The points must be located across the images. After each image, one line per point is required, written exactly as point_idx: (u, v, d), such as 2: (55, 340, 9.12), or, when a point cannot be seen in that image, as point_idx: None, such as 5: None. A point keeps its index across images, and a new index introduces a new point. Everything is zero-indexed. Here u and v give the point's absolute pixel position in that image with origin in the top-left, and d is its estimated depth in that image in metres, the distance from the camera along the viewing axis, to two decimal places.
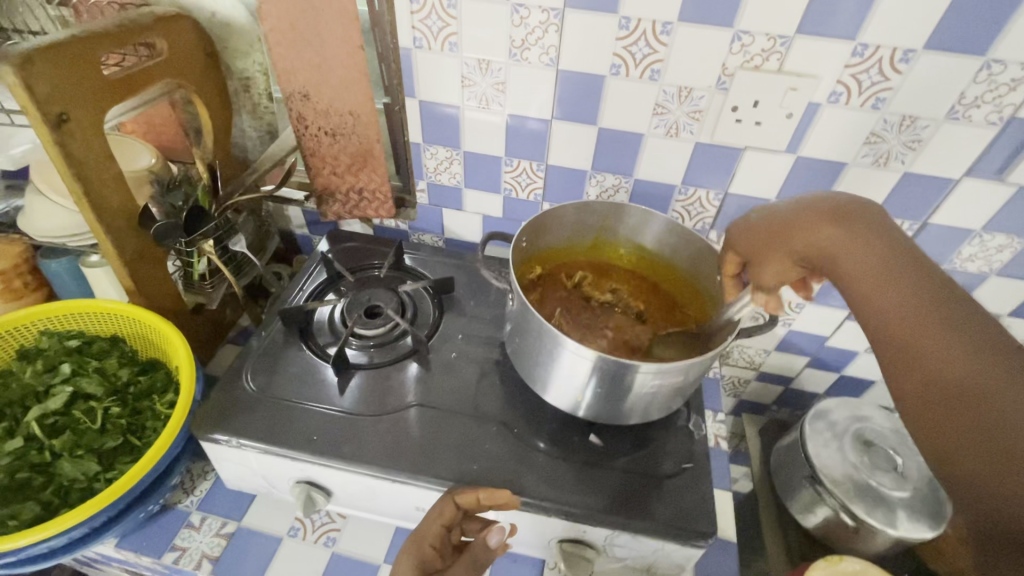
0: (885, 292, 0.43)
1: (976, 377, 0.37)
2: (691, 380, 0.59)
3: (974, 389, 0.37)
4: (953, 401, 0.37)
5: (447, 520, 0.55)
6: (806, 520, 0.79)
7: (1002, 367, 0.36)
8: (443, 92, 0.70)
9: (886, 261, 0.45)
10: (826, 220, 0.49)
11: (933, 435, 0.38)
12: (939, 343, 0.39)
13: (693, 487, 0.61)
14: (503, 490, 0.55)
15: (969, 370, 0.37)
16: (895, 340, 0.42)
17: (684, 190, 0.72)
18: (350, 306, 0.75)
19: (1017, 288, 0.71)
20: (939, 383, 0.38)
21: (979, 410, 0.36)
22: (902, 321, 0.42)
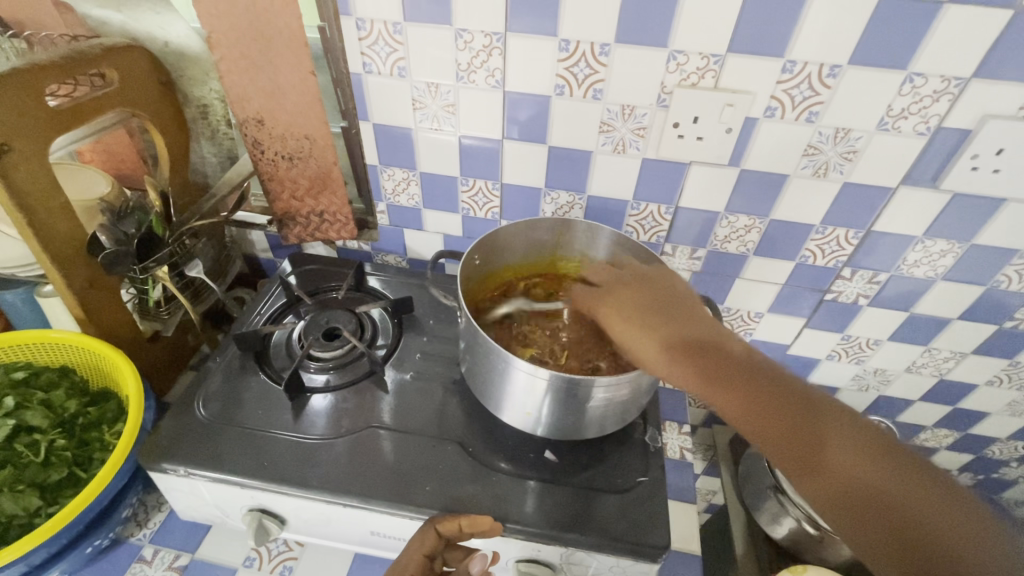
0: (761, 405, 0.49)
1: (852, 457, 0.47)
2: (642, 390, 0.59)
3: (862, 472, 0.46)
4: (860, 491, 0.46)
5: (428, 550, 0.56)
6: (774, 531, 0.79)
7: (850, 441, 0.47)
8: (395, 115, 0.71)
9: (732, 366, 0.52)
10: (677, 332, 0.55)
11: (846, 522, 0.46)
12: (818, 439, 0.48)
13: (650, 502, 0.61)
14: (485, 517, 0.57)
15: (845, 456, 0.47)
16: (783, 447, 0.48)
17: (636, 205, 0.73)
18: (308, 329, 0.75)
19: (963, 291, 0.73)
20: (835, 474, 0.46)
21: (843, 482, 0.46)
22: (777, 429, 0.49)
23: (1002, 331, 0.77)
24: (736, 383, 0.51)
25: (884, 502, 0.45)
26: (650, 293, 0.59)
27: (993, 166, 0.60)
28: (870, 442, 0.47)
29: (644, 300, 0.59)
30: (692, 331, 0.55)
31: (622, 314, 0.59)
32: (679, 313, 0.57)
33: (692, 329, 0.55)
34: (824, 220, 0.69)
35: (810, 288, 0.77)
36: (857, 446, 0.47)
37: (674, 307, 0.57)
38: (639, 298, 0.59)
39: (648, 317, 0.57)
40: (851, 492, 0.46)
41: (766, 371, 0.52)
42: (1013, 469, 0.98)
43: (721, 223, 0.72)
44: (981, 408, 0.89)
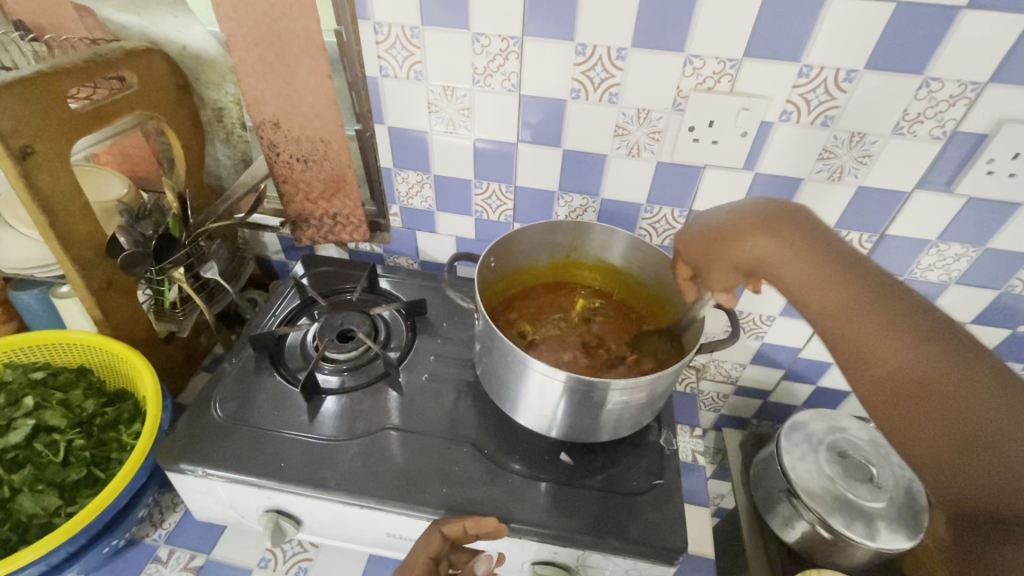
0: (860, 316, 0.40)
1: (963, 399, 0.34)
2: (659, 393, 0.60)
3: (970, 426, 0.34)
4: (968, 440, 0.34)
5: (433, 552, 0.55)
6: (786, 535, 0.79)
7: (966, 365, 0.35)
8: (410, 118, 0.71)
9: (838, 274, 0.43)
10: (770, 239, 0.48)
11: (933, 463, 0.35)
12: (915, 363, 0.37)
13: (665, 504, 0.61)
14: (490, 518, 0.56)
15: (953, 392, 0.35)
16: (869, 361, 0.39)
17: (650, 208, 0.73)
18: (322, 330, 0.75)
19: (977, 295, 0.73)
20: (929, 411, 0.36)
21: (930, 406, 0.36)
22: (867, 339, 0.40)
23: (1016, 336, 0.77)
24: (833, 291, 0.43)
25: (993, 461, 0.32)
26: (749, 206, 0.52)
27: (1008, 170, 0.60)
28: (994, 395, 0.34)
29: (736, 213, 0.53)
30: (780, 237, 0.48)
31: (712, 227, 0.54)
32: (781, 219, 0.49)
33: (789, 238, 0.47)
34: (838, 223, 0.69)
35: None
36: (988, 388, 0.34)
37: (766, 219, 0.50)
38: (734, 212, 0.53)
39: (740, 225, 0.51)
40: (949, 433, 0.34)
41: (877, 284, 0.42)
42: None
43: None
44: None
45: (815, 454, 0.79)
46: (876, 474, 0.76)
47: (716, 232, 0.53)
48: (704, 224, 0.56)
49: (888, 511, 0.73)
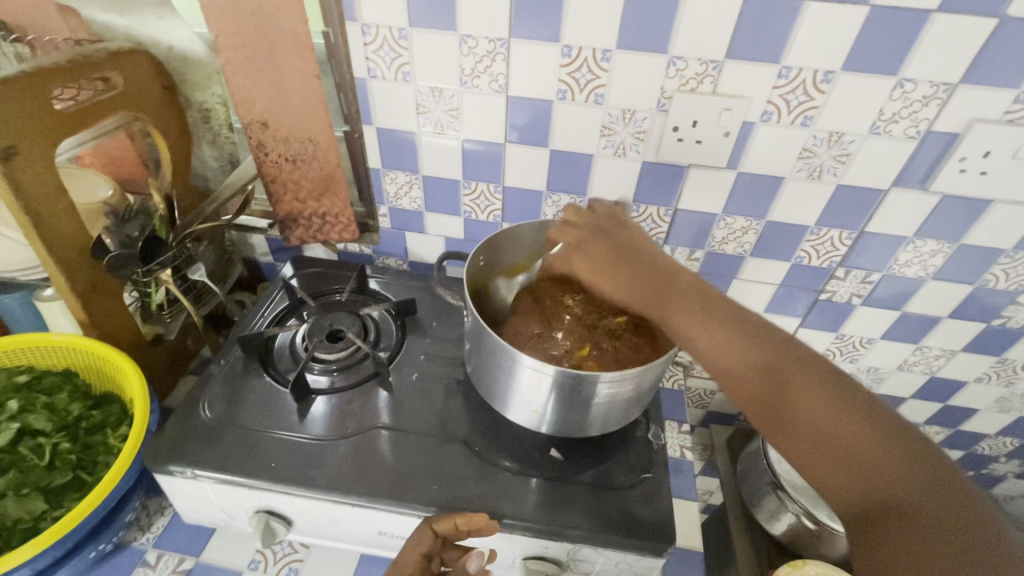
0: (732, 354, 0.50)
1: (814, 400, 0.46)
2: (645, 387, 0.61)
3: (837, 435, 0.44)
4: (824, 445, 0.44)
5: (424, 549, 0.56)
6: (772, 527, 0.80)
7: (806, 375, 0.47)
8: (399, 118, 0.72)
9: (713, 315, 0.53)
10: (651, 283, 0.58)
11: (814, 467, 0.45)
12: (784, 385, 0.47)
13: (653, 498, 0.62)
14: (481, 514, 0.56)
15: (805, 400, 0.46)
16: (749, 389, 0.49)
17: (636, 207, 0.75)
18: (311, 331, 0.75)
19: (952, 291, 0.75)
20: (809, 423, 0.45)
21: (789, 421, 0.46)
22: (745, 374, 0.49)
23: (990, 329, 0.79)
24: (712, 333, 0.52)
25: (808, 423, 0.45)
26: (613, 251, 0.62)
27: (980, 168, 0.62)
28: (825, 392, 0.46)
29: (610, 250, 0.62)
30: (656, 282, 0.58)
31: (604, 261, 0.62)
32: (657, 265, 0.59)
33: (666, 280, 0.57)
34: (819, 221, 0.71)
35: (805, 288, 0.79)
36: (824, 398, 0.45)
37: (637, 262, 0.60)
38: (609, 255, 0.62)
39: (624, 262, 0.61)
40: (811, 437, 0.45)
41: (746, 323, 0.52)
42: (1002, 464, 1.00)
43: (719, 224, 0.74)
44: (970, 405, 0.91)
45: None
46: None
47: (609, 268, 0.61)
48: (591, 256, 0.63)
49: None
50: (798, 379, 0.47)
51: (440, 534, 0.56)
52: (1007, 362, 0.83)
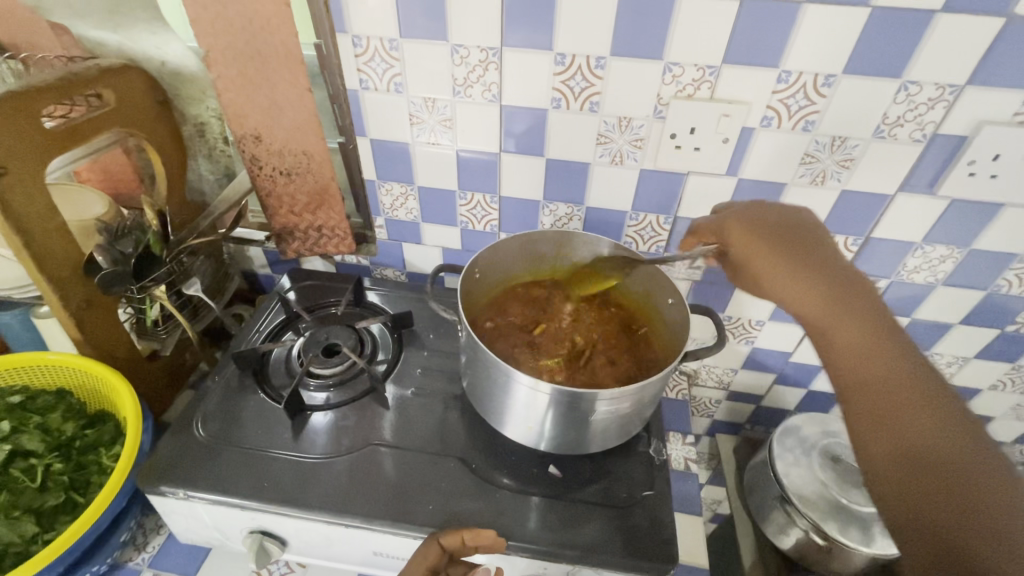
0: (893, 394, 0.46)
1: (959, 462, 0.40)
2: (646, 400, 0.58)
3: (968, 508, 0.38)
4: (952, 501, 0.39)
5: (431, 563, 0.54)
6: (781, 542, 0.78)
7: (964, 442, 0.41)
8: (392, 129, 0.71)
9: (899, 371, 0.46)
10: (838, 293, 0.52)
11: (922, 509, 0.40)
12: (944, 443, 0.42)
13: (657, 516, 0.60)
14: (487, 530, 0.56)
15: (961, 463, 0.40)
16: (886, 425, 0.45)
17: (635, 216, 0.73)
18: (307, 345, 0.74)
19: (963, 297, 0.73)
20: (971, 499, 0.38)
21: (938, 466, 0.41)
22: (898, 405, 0.45)
23: (1005, 335, 0.76)
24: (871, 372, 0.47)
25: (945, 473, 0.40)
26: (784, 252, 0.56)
27: (990, 172, 0.60)
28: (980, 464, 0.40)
29: (773, 246, 0.57)
30: (843, 289, 0.52)
31: (762, 250, 0.57)
32: (846, 277, 0.53)
33: (855, 299, 0.51)
34: (823, 227, 0.69)
35: None
36: (982, 475, 0.39)
37: (836, 280, 0.53)
38: (779, 250, 0.57)
39: (797, 272, 0.54)
40: (945, 494, 0.39)
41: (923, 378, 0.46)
42: None
43: None
44: (986, 412, 0.88)
45: (807, 457, 0.78)
46: None
47: (783, 255, 0.56)
48: (761, 244, 0.57)
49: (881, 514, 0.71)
50: (955, 438, 0.42)
51: (448, 549, 0.55)
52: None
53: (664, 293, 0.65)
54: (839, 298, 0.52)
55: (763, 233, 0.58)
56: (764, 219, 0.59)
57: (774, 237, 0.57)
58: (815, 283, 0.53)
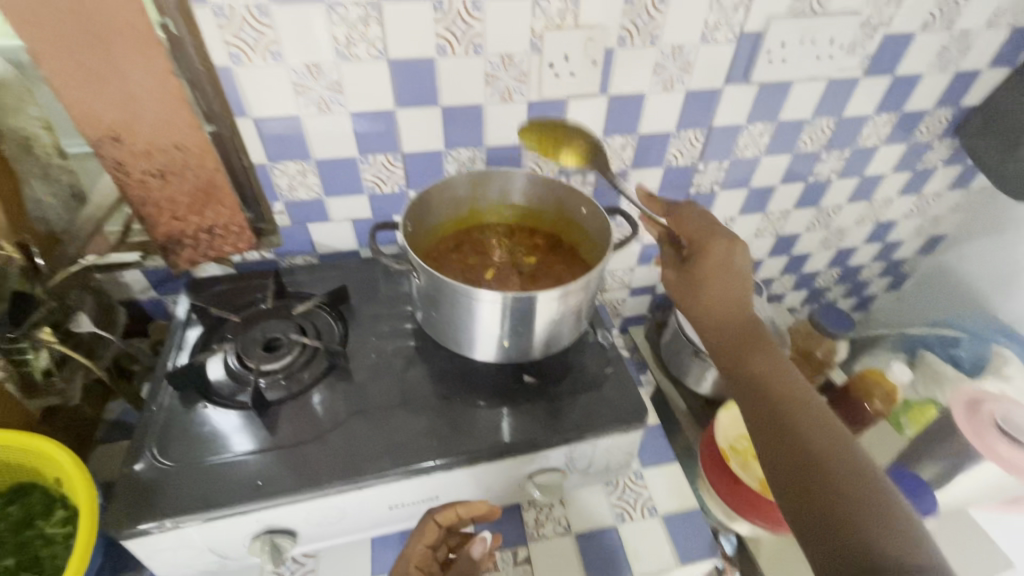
0: (782, 394, 0.54)
1: (811, 444, 0.50)
2: (591, 293, 0.67)
3: (826, 475, 0.48)
4: (810, 477, 0.48)
5: (430, 539, 0.61)
6: (702, 387, 0.97)
7: (830, 436, 0.50)
8: (276, 104, 0.68)
9: (788, 383, 0.55)
10: (746, 324, 0.60)
11: (791, 485, 0.49)
12: (816, 438, 0.50)
13: (621, 385, 0.71)
14: (480, 503, 0.64)
15: (821, 450, 0.49)
16: (777, 422, 0.53)
17: (530, 146, 0.81)
18: (245, 347, 0.69)
19: (778, 161, 0.94)
20: (826, 477, 0.48)
21: (800, 448, 0.50)
22: (784, 405, 0.54)
23: (809, 186, 1.01)
24: (763, 380, 0.56)
25: (803, 451, 0.50)
26: (733, 263, 0.62)
27: (781, 57, 0.78)
28: (830, 445, 0.50)
29: (720, 261, 0.62)
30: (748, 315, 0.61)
31: (715, 258, 0.62)
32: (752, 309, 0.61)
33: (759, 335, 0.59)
34: (678, 126, 0.84)
35: (678, 187, 0.93)
36: (834, 455, 0.49)
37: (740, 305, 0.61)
38: (727, 258, 0.62)
39: (725, 278, 0.61)
40: (807, 472, 0.49)
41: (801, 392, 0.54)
42: (832, 291, 1.30)
43: (602, 146, 0.83)
44: (806, 250, 1.15)
45: None
46: None
47: (733, 265, 0.61)
48: (709, 257, 0.62)
49: None
50: (823, 431, 0.51)
51: (443, 524, 0.62)
52: (824, 210, 1.07)
53: (578, 204, 0.73)
54: (755, 344, 0.59)
55: (711, 253, 0.62)
56: (715, 238, 0.63)
57: (714, 254, 0.62)
58: (731, 303, 0.61)
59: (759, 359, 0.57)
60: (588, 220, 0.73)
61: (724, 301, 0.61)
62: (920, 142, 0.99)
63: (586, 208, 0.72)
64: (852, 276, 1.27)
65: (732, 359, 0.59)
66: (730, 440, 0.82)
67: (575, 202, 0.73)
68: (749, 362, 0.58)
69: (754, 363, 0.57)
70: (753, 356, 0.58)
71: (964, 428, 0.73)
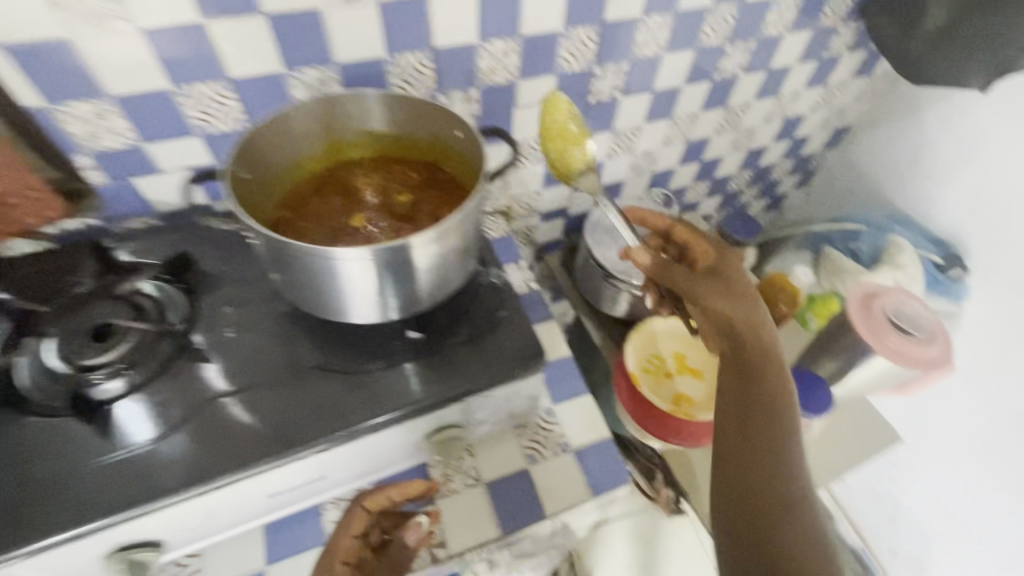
0: (764, 404, 0.51)
1: (770, 463, 0.49)
2: (466, 232, 0.59)
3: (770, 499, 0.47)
4: (755, 497, 0.48)
5: (357, 531, 0.53)
6: (615, 310, 0.94)
7: (785, 461, 0.49)
8: (27, 24, 0.51)
9: (770, 391, 0.51)
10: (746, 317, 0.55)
11: (733, 495, 0.49)
12: (773, 457, 0.49)
13: (516, 329, 0.65)
14: (415, 484, 0.57)
15: (775, 474, 0.48)
16: (743, 424, 0.51)
17: (393, 59, 0.67)
18: (65, 339, 0.57)
19: (681, 59, 0.85)
20: (771, 499, 0.47)
21: (759, 458, 0.49)
22: (762, 415, 0.50)
23: (715, 84, 0.93)
24: (745, 384, 0.52)
25: (759, 467, 0.49)
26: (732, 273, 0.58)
27: None
28: (784, 472, 0.48)
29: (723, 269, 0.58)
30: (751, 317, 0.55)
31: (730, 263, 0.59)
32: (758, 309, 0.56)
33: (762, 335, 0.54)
34: (565, 22, 0.72)
35: (575, 96, 0.83)
36: (784, 482, 0.48)
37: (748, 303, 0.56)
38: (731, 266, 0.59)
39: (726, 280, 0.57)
40: (755, 488, 0.48)
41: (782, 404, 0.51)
42: (745, 194, 1.28)
43: (481, 53, 0.71)
44: (717, 155, 1.11)
45: (613, 240, 0.91)
46: None
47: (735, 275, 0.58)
48: (724, 263, 0.59)
49: None
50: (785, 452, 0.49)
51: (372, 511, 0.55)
52: (732, 110, 1.01)
53: (448, 125, 0.62)
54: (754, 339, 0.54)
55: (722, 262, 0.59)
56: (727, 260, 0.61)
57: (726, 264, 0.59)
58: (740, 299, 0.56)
59: (756, 357, 0.53)
60: (461, 143, 0.62)
61: (725, 298, 0.56)
62: (826, 27, 0.93)
63: (457, 129, 0.61)
64: (764, 177, 1.25)
65: (722, 345, 0.56)
66: (640, 361, 0.81)
67: (444, 122, 0.61)
68: (741, 353, 0.54)
69: (746, 358, 0.53)
70: (744, 353, 0.54)
71: (858, 326, 0.73)
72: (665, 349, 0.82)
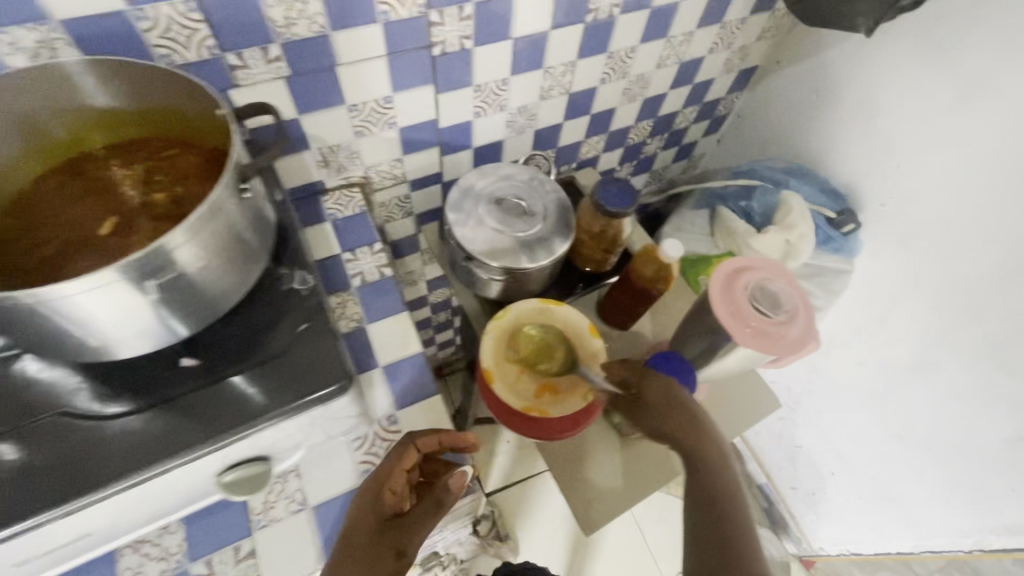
0: (721, 487, 0.63)
1: (730, 533, 0.59)
2: (227, 229, 0.48)
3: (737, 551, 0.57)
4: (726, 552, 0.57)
5: (407, 466, 0.59)
6: (488, 293, 0.86)
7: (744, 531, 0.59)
8: None
9: (729, 486, 0.64)
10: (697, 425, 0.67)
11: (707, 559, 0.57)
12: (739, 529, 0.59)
13: (317, 343, 0.57)
14: (466, 435, 0.63)
15: (737, 537, 0.58)
16: (713, 515, 0.61)
17: (140, 13, 0.52)
18: None
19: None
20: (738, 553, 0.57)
21: (724, 532, 0.59)
22: (724, 499, 0.62)
23: (590, 27, 0.81)
24: (707, 482, 0.64)
25: (729, 534, 0.59)
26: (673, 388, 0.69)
27: None
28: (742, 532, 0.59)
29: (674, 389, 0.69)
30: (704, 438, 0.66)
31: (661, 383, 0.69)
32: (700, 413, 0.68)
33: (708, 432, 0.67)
34: None
35: (414, 49, 0.70)
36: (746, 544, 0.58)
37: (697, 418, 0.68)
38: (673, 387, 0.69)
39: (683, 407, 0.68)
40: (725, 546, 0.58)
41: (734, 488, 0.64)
42: (650, 145, 1.19)
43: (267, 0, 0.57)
44: (609, 106, 1.00)
45: (478, 215, 0.81)
46: (526, 205, 0.82)
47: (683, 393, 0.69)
48: (654, 380, 0.69)
49: (548, 227, 0.81)
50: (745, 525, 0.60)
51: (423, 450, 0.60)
52: (617, 55, 0.90)
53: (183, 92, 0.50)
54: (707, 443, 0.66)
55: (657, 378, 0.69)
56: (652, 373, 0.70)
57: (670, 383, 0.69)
58: (686, 409, 0.67)
59: (709, 459, 0.65)
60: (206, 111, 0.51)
61: (681, 402, 0.68)
62: None
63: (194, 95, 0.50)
64: (668, 126, 1.16)
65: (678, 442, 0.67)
66: (498, 357, 0.74)
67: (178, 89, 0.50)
68: (699, 455, 0.65)
69: (702, 462, 0.65)
70: (699, 452, 0.65)
71: (717, 301, 0.68)
72: (525, 341, 0.76)
